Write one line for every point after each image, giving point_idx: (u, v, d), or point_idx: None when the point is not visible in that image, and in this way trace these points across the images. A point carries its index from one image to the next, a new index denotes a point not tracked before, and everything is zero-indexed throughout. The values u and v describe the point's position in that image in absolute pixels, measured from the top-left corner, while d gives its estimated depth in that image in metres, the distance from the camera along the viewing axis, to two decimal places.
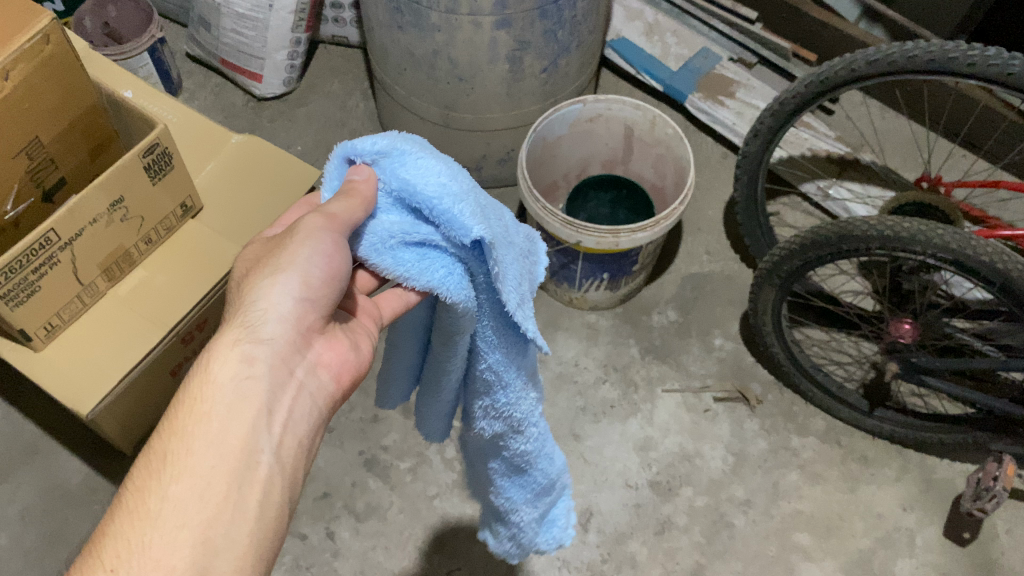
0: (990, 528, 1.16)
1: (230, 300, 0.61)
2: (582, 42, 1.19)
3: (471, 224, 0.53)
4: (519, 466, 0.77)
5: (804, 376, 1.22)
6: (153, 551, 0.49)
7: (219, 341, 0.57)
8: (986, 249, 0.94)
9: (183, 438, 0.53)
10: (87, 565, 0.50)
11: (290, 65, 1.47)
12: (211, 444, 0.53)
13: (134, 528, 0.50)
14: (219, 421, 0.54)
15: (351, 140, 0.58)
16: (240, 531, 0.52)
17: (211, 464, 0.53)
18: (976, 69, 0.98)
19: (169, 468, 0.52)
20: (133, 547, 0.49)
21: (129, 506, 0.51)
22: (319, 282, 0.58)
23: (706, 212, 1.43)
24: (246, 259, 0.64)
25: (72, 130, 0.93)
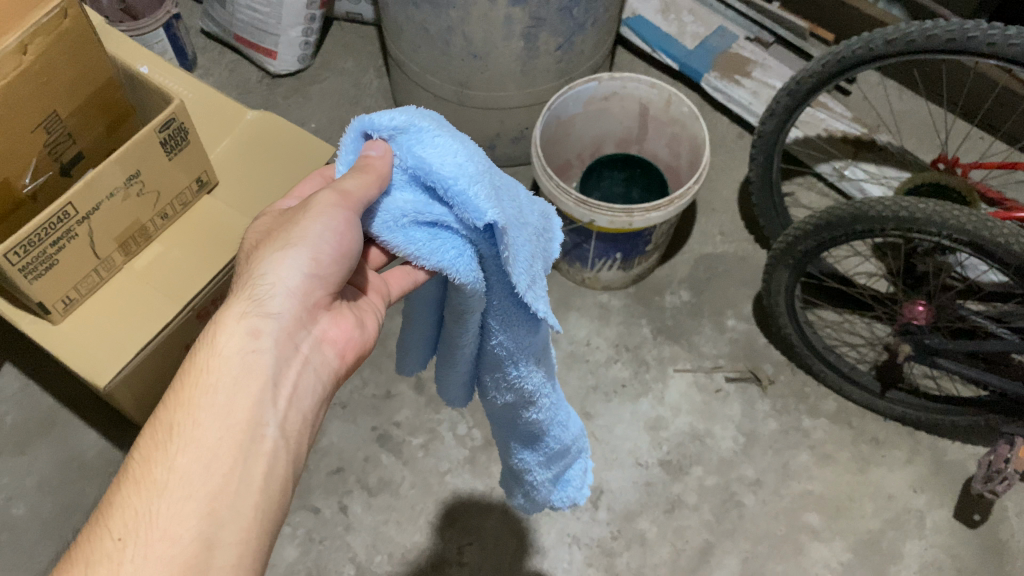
0: (1000, 510, 1.16)
1: (239, 273, 0.62)
2: (598, 19, 1.18)
3: (485, 207, 0.53)
4: (531, 433, 0.78)
5: (816, 357, 1.22)
6: (160, 521, 0.50)
7: (227, 314, 0.58)
8: (1002, 230, 0.94)
9: (188, 411, 0.54)
10: (96, 533, 0.50)
11: (305, 41, 1.47)
12: (217, 415, 0.54)
13: (140, 498, 0.51)
14: (225, 394, 0.55)
15: (368, 114, 0.58)
16: (245, 502, 0.53)
17: (217, 436, 0.53)
18: (996, 48, 0.97)
19: (175, 440, 0.53)
20: (140, 517, 0.50)
21: (137, 477, 0.52)
22: (329, 259, 0.59)
23: (721, 191, 1.42)
24: (255, 234, 0.65)
25: (90, 105, 0.93)
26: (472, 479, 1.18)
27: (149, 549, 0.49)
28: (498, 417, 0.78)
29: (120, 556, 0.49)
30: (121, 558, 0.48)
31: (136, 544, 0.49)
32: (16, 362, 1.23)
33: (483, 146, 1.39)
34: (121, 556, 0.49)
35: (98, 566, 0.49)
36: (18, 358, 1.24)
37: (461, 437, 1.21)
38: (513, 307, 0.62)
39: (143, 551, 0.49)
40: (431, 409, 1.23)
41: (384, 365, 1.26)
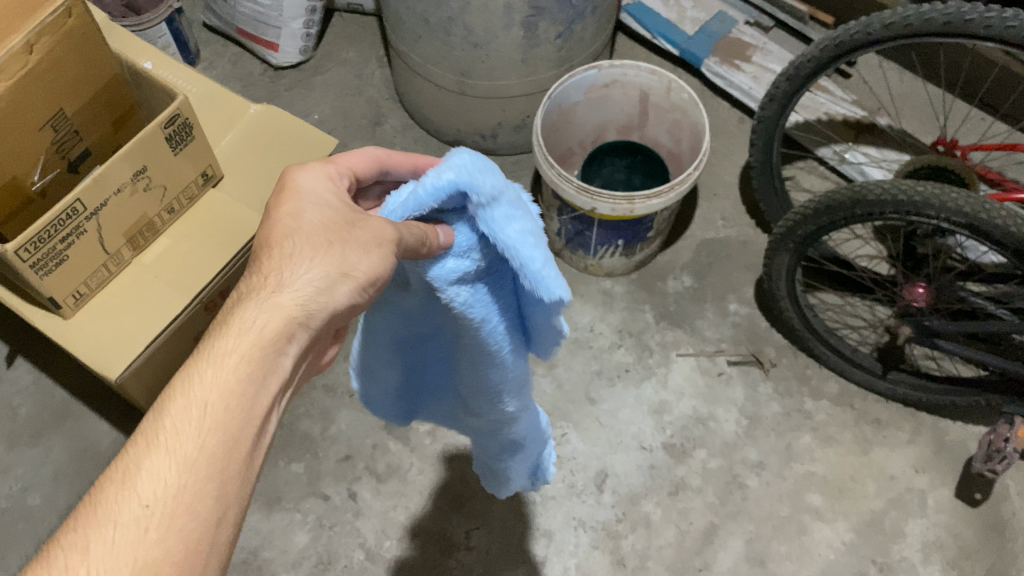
0: (1002, 488, 1.17)
1: (274, 232, 0.57)
2: (597, 7, 1.19)
3: (554, 289, 0.60)
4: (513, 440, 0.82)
5: (818, 340, 1.23)
6: (186, 497, 0.46)
7: (275, 293, 0.53)
8: (1000, 212, 0.95)
9: (226, 390, 0.50)
10: (116, 492, 0.46)
11: (306, 33, 1.48)
12: (248, 398, 0.50)
13: (173, 471, 0.47)
14: (259, 383, 0.51)
15: (470, 177, 0.57)
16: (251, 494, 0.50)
17: (245, 418, 0.50)
18: (993, 31, 0.98)
19: (207, 418, 0.49)
20: (167, 487, 0.46)
21: (165, 443, 0.48)
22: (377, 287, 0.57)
23: (722, 176, 1.43)
24: (292, 206, 0.57)
25: (95, 102, 0.94)
26: None
27: (175, 530, 0.46)
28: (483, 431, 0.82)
29: (146, 523, 0.45)
30: (147, 530, 0.45)
31: (163, 514, 0.46)
32: (28, 355, 1.25)
33: (486, 135, 1.40)
34: (146, 531, 0.45)
35: (116, 535, 0.45)
36: (30, 352, 1.26)
37: None
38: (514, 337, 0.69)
39: (169, 530, 0.46)
40: None
41: None
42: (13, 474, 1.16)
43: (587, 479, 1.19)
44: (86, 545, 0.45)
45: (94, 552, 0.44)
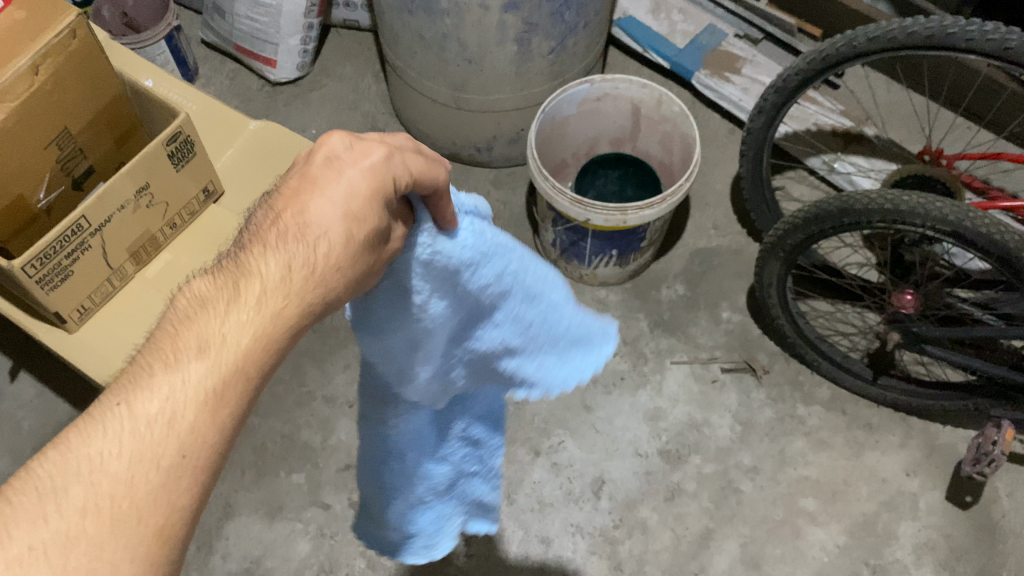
0: (992, 491, 1.19)
1: (323, 206, 0.56)
2: (589, 22, 1.22)
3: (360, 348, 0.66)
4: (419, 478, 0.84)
5: (809, 347, 1.25)
6: (213, 453, 0.49)
7: (322, 279, 0.55)
8: (984, 221, 0.97)
9: (260, 358, 0.53)
10: (159, 437, 0.47)
11: (303, 49, 1.50)
12: (266, 369, 0.53)
13: (209, 424, 0.49)
14: (277, 355, 0.54)
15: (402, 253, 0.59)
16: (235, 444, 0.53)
17: (258, 385, 0.53)
18: (974, 44, 1.00)
19: (239, 382, 0.51)
20: (203, 441, 0.48)
21: (201, 396, 0.49)
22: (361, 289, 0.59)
23: (714, 186, 1.45)
24: (346, 185, 0.56)
25: (99, 120, 0.96)
26: None
27: (202, 482, 0.48)
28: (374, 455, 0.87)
29: (181, 473, 0.47)
30: (178, 475, 0.47)
31: (196, 466, 0.48)
32: (31, 370, 1.27)
33: (481, 147, 1.42)
34: (181, 477, 0.47)
35: (157, 478, 0.46)
36: (33, 366, 1.27)
37: None
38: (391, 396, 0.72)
39: (198, 481, 0.48)
40: None
41: None
42: None
43: (584, 486, 1.21)
44: (121, 475, 0.45)
45: (125, 486, 0.45)
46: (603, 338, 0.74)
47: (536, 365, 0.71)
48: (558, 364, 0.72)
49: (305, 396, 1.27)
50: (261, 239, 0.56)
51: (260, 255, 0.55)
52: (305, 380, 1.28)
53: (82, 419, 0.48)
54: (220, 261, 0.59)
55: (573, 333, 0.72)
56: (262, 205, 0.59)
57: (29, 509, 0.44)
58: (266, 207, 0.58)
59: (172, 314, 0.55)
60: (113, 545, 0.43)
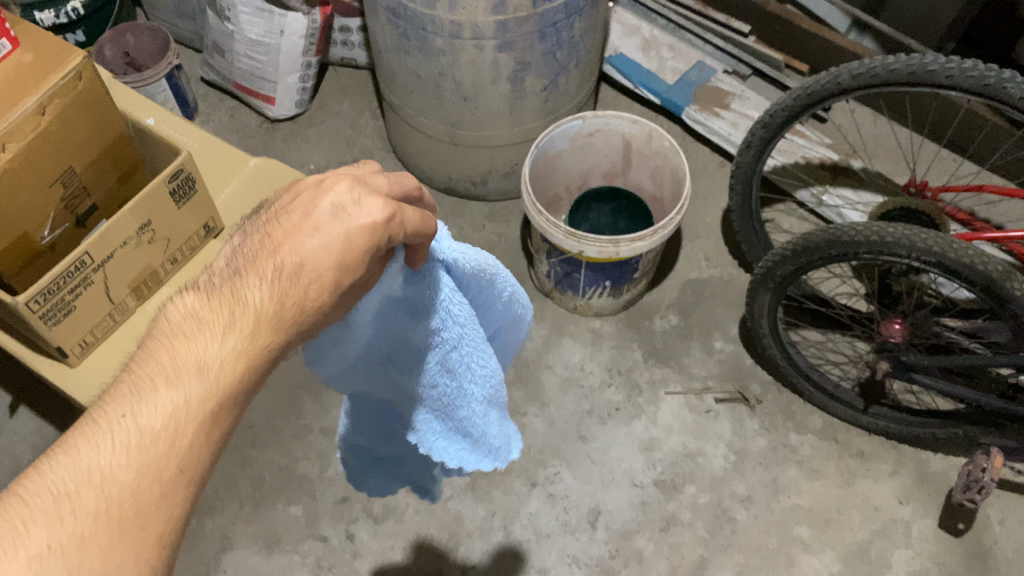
0: (984, 518, 1.20)
1: (323, 242, 0.58)
2: (581, 60, 1.25)
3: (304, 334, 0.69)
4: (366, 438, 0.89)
5: (800, 376, 1.27)
6: (203, 469, 0.52)
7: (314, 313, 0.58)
8: (967, 252, 0.99)
9: (249, 378, 0.56)
10: (160, 453, 0.50)
11: (302, 87, 1.53)
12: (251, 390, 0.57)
13: (204, 441, 0.52)
14: (262, 375, 0.57)
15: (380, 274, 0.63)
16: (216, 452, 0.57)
17: (244, 402, 0.56)
18: (954, 80, 1.04)
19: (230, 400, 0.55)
20: (198, 458, 0.52)
21: (199, 415, 0.52)
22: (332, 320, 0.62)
23: (704, 218, 1.48)
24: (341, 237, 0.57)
25: (102, 159, 0.99)
26: (474, 505, 1.22)
27: (194, 494, 0.51)
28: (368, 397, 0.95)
29: (178, 488, 0.50)
30: (175, 489, 0.50)
31: (190, 481, 0.51)
32: (30, 405, 1.28)
33: (476, 182, 1.44)
34: (177, 490, 0.50)
35: (159, 489, 0.49)
36: (32, 401, 1.28)
37: None
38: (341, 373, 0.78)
39: (191, 492, 0.51)
40: None
41: None
42: None
43: (581, 516, 1.22)
44: (125, 484, 0.48)
45: (131, 496, 0.48)
46: (492, 455, 0.78)
47: (424, 420, 0.75)
48: (441, 435, 0.76)
49: (303, 428, 1.28)
50: (257, 265, 0.58)
51: (255, 280, 0.58)
52: (303, 412, 1.29)
53: (85, 428, 0.51)
54: (209, 278, 0.60)
55: (466, 428, 0.75)
56: (259, 228, 0.61)
57: (43, 512, 0.46)
58: (264, 233, 0.60)
59: (165, 326, 0.57)
60: (120, 553, 0.47)
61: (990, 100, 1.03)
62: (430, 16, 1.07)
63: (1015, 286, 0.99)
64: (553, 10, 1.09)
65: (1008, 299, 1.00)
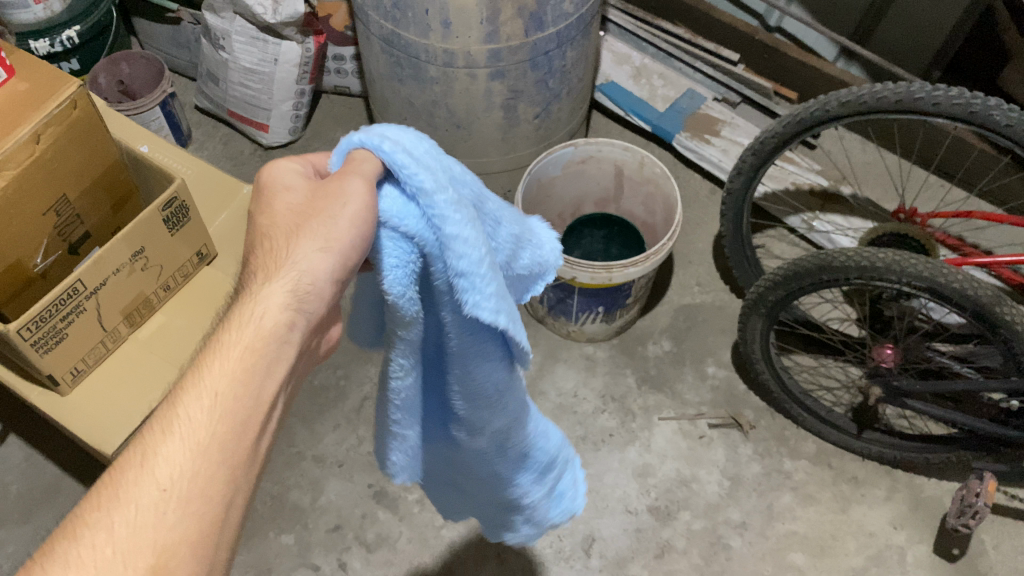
0: (978, 544, 1.20)
1: (267, 239, 0.57)
2: (572, 88, 1.26)
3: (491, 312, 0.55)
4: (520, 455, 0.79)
5: (793, 402, 1.27)
6: (197, 481, 0.48)
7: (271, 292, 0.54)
8: (957, 277, 1.00)
9: (237, 379, 0.52)
10: (133, 477, 0.48)
11: (295, 114, 1.54)
12: (253, 389, 0.52)
13: (184, 453, 0.49)
14: (263, 371, 0.53)
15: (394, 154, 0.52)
16: (253, 471, 0.52)
17: (250, 412, 0.52)
18: (941, 108, 1.05)
19: (217, 404, 0.51)
20: (180, 473, 0.48)
21: (173, 430, 0.49)
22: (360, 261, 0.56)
23: (696, 244, 1.49)
24: (282, 215, 0.58)
25: (96, 186, 0.99)
26: (468, 533, 1.22)
27: (186, 512, 0.47)
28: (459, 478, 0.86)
29: (164, 508, 0.47)
30: (160, 511, 0.47)
31: (179, 500, 0.47)
32: (20, 433, 1.27)
33: None
34: (156, 509, 0.47)
35: (139, 513, 0.46)
36: (22, 430, 1.27)
37: None
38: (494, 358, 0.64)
39: (182, 513, 0.47)
40: None
41: None
42: (4, 551, 1.17)
43: (575, 544, 1.21)
44: (104, 526, 0.46)
45: (114, 537, 0.46)
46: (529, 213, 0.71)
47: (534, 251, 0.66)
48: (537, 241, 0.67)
49: (295, 455, 1.27)
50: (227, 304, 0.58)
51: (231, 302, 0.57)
52: (295, 440, 1.29)
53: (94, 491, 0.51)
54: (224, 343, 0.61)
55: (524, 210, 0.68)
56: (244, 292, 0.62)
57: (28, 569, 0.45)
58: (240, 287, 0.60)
59: None
60: None
61: (975, 128, 1.05)
62: (424, 44, 1.08)
63: (1004, 311, 0.99)
64: (545, 39, 1.10)
65: (999, 324, 1.01)
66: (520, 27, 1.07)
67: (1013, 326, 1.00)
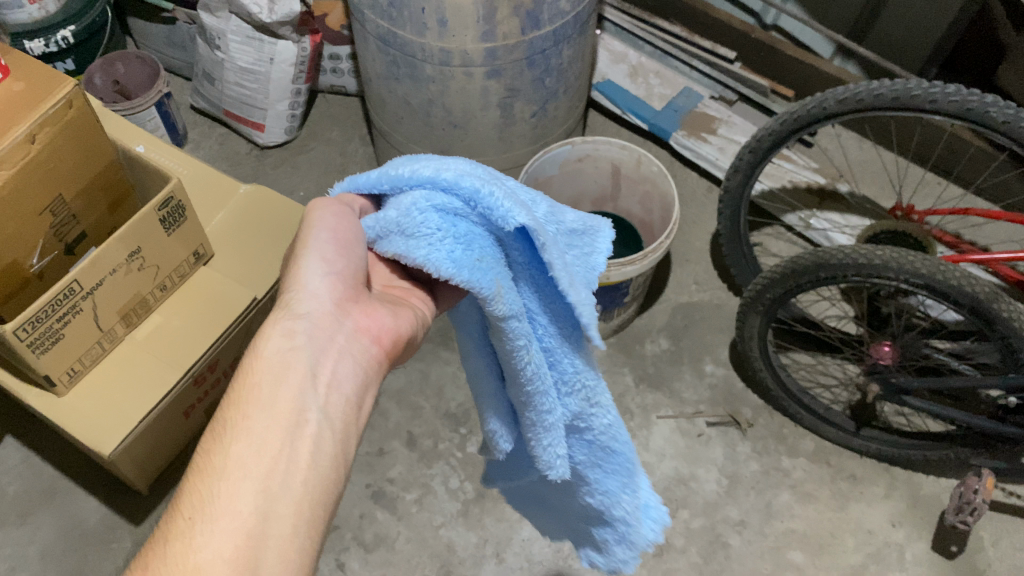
0: (976, 540, 1.20)
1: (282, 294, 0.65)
2: (569, 87, 1.26)
3: (512, 215, 0.54)
4: (597, 448, 0.69)
5: (791, 400, 1.27)
6: (221, 499, 0.50)
7: (266, 322, 0.59)
8: (954, 274, 1.00)
9: (242, 402, 0.55)
10: (167, 518, 0.51)
11: (291, 114, 1.54)
12: (263, 405, 0.54)
13: (202, 481, 0.51)
14: (270, 389, 0.55)
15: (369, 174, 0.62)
16: (295, 477, 0.52)
17: (266, 423, 0.54)
18: (938, 105, 1.05)
19: (231, 429, 0.53)
20: (203, 499, 0.50)
21: (193, 467, 0.53)
22: (334, 252, 0.61)
23: (694, 243, 1.49)
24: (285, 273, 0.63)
25: (92, 186, 0.98)
26: (466, 532, 1.21)
27: (214, 529, 0.49)
28: (552, 489, 0.82)
29: (191, 532, 0.49)
30: (186, 536, 0.49)
31: (204, 519, 0.49)
32: (17, 435, 1.27)
33: None
34: (183, 534, 0.49)
35: (171, 544, 0.49)
36: (19, 431, 1.27)
37: (454, 491, 1.25)
38: (564, 330, 0.61)
39: (208, 531, 0.49)
40: (424, 465, 1.27)
41: (376, 422, 1.30)
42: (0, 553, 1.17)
43: None
44: (144, 567, 0.49)
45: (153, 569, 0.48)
46: None
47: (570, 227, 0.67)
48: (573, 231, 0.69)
49: None
50: None
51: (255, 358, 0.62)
52: None
53: None
54: None
55: None
56: None
57: None
58: None
59: None
60: None
61: (972, 125, 1.05)
62: (420, 43, 1.08)
63: (1001, 307, 1.00)
64: (541, 37, 1.10)
65: (996, 320, 1.01)
66: (517, 26, 1.06)
67: (1011, 322, 1.00)
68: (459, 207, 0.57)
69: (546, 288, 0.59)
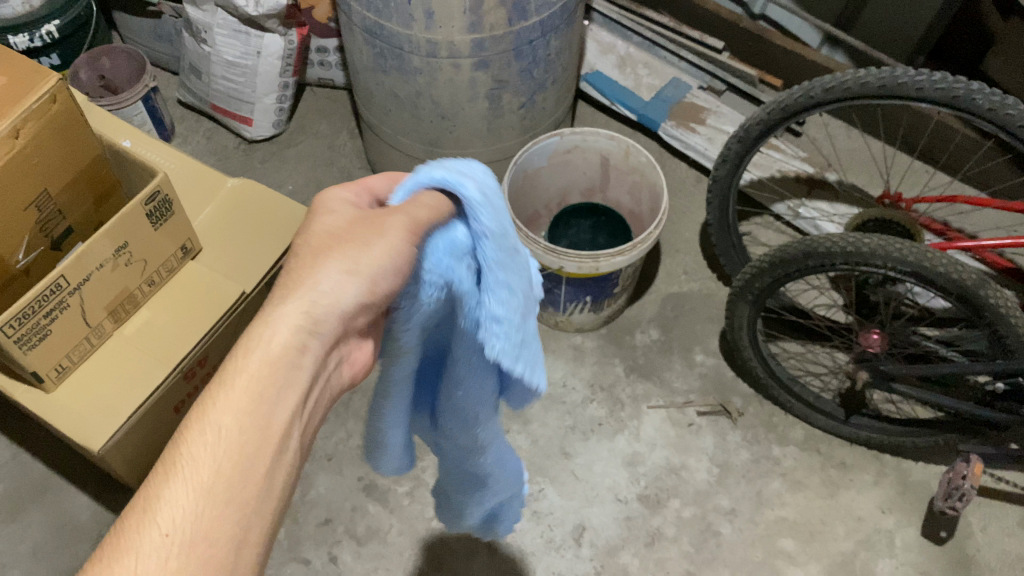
0: (966, 525, 1.21)
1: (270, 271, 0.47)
2: (557, 78, 1.26)
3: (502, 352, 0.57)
4: (459, 470, 0.82)
5: (781, 388, 1.28)
6: (195, 539, 0.39)
7: (274, 312, 0.45)
8: (941, 261, 1.00)
9: (241, 410, 0.42)
10: (124, 542, 0.38)
11: (279, 107, 1.53)
12: (258, 423, 0.42)
13: (175, 506, 0.39)
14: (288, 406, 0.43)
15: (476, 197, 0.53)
16: (269, 519, 0.42)
17: (262, 445, 0.42)
18: (924, 93, 1.05)
19: (218, 446, 0.41)
20: (175, 528, 0.39)
21: (167, 477, 0.40)
22: (393, 277, 0.48)
23: (683, 233, 1.49)
24: (321, 234, 0.49)
25: (78, 181, 0.98)
26: None
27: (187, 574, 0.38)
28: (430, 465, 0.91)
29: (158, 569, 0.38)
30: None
31: (180, 553, 0.38)
32: (5, 432, 1.26)
33: None
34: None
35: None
36: (7, 428, 1.26)
37: None
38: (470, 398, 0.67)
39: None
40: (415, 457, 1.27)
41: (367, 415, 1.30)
42: None
43: (565, 533, 1.21)
44: None
45: None
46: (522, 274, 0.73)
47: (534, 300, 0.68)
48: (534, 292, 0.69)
49: None
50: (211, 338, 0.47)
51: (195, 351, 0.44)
52: None
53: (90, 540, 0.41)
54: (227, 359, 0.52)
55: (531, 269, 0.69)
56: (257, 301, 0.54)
57: None
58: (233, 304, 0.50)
59: None
60: None
61: (959, 112, 1.05)
62: (406, 35, 1.08)
63: (989, 294, 1.00)
64: (529, 28, 1.10)
65: (983, 306, 1.01)
66: (503, 17, 1.06)
67: (998, 308, 1.01)
68: (471, 300, 0.57)
69: (470, 369, 0.63)
